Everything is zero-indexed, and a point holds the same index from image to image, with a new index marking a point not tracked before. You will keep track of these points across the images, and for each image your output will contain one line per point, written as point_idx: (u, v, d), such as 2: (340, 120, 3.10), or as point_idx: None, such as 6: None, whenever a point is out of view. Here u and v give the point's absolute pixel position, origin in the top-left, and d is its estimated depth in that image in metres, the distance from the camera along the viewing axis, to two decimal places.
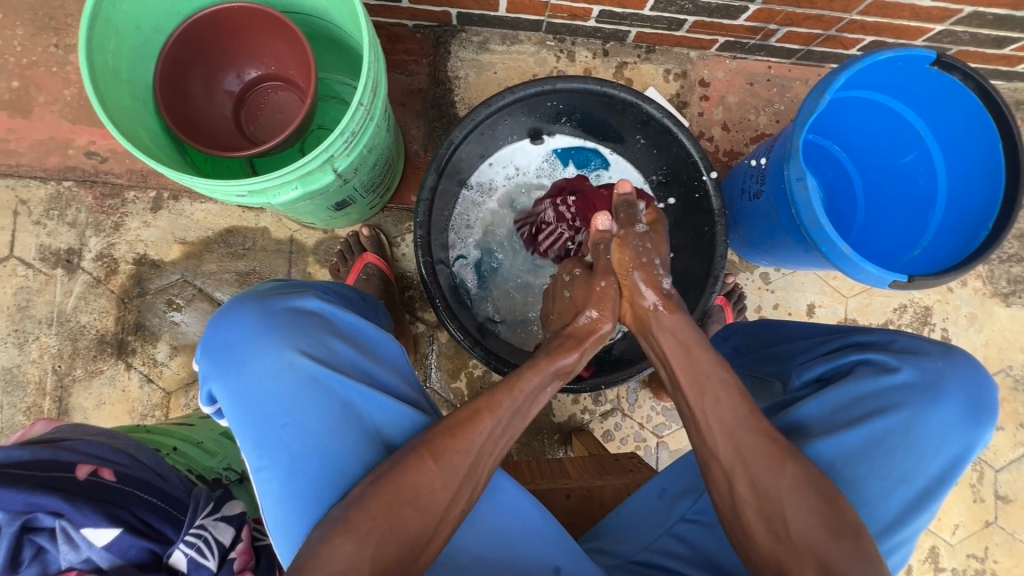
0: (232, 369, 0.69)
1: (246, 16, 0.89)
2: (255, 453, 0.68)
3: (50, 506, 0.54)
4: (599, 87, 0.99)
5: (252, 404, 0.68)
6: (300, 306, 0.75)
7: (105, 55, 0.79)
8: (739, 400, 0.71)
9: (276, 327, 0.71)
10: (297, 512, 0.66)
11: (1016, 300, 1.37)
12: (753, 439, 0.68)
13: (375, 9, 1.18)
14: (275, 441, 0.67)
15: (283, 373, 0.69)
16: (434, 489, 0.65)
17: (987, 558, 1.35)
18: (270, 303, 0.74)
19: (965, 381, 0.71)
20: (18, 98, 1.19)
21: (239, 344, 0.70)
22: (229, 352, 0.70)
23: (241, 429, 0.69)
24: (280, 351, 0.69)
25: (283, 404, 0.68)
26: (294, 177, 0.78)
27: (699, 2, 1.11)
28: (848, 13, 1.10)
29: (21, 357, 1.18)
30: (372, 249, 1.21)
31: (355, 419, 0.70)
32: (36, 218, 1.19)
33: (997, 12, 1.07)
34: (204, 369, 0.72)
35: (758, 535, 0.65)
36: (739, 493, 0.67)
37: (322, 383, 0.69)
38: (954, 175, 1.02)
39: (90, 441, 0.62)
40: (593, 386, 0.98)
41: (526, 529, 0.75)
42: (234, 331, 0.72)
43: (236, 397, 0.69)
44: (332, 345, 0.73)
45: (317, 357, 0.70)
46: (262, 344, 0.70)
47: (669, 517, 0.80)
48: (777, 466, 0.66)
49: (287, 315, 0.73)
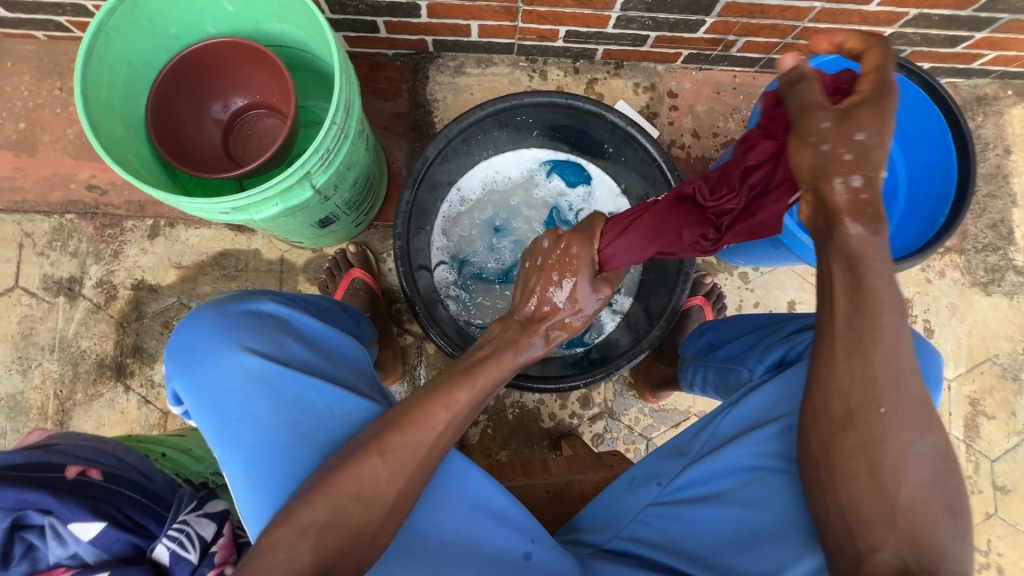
0: (191, 370, 0.71)
1: (229, 48, 0.95)
2: (217, 448, 0.69)
3: (39, 503, 0.57)
4: (564, 100, 1.05)
5: (210, 400, 0.69)
6: (256, 309, 0.77)
7: (99, 90, 0.86)
8: (900, 347, 0.59)
9: (231, 327, 0.73)
10: (258, 508, 0.67)
11: (995, 289, 1.39)
12: (908, 385, 0.59)
13: (355, 40, 1.26)
14: (233, 436, 0.68)
15: (236, 371, 0.70)
16: (378, 482, 0.64)
17: (990, 551, 1.34)
18: (226, 305, 0.76)
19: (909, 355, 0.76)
20: (24, 139, 1.27)
21: (196, 344, 0.72)
22: (188, 353, 0.72)
23: (202, 426, 0.70)
24: (234, 350, 0.71)
25: (237, 400, 0.69)
26: (274, 194, 0.83)
27: (657, 18, 1.17)
28: (801, 21, 1.16)
29: (25, 383, 1.23)
30: (359, 264, 1.26)
31: (310, 414, 0.71)
32: (40, 249, 1.25)
33: (942, 13, 1.13)
34: (168, 369, 0.74)
35: (867, 465, 0.59)
36: (851, 428, 0.60)
37: (274, 380, 0.70)
38: (913, 164, 1.05)
39: (80, 445, 0.67)
40: (571, 383, 1.05)
41: (491, 529, 0.74)
42: (192, 333, 0.73)
43: (194, 394, 0.70)
44: (285, 344, 0.74)
45: (269, 355, 0.72)
46: (217, 344, 0.72)
47: (639, 503, 0.80)
48: (921, 431, 0.59)
49: (243, 318, 0.75)
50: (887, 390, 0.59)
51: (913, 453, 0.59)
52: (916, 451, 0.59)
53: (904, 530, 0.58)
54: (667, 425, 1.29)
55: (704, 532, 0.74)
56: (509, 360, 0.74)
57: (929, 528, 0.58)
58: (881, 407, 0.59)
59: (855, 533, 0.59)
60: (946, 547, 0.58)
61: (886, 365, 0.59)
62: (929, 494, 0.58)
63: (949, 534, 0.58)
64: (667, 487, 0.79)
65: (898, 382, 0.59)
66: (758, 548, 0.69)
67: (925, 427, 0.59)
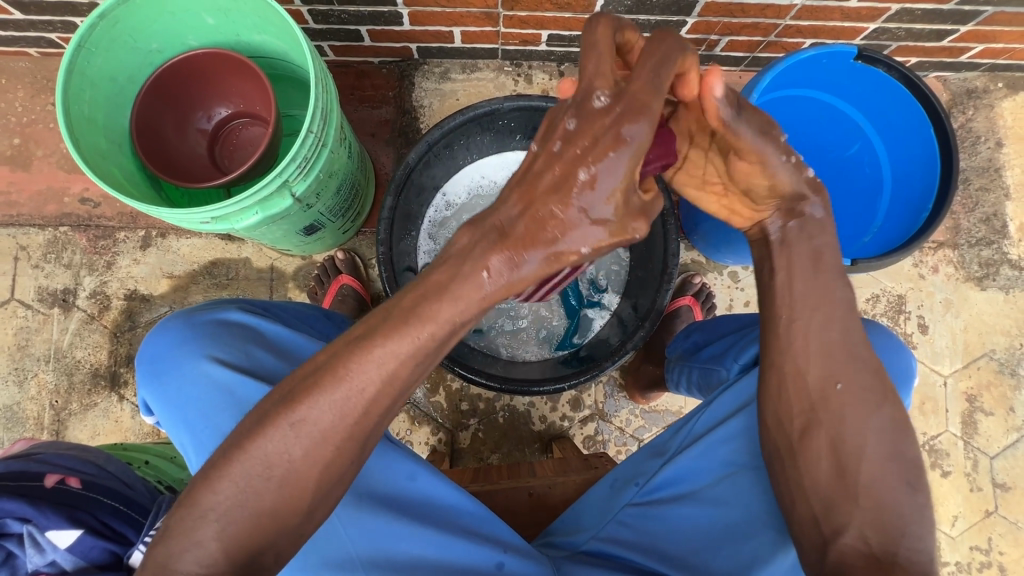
0: (159, 379, 0.74)
1: (211, 59, 0.96)
2: (188, 454, 0.72)
3: (17, 512, 0.58)
4: (545, 103, 1.06)
5: (178, 408, 0.72)
6: (223, 317, 0.78)
7: (81, 105, 0.88)
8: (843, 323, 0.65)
9: (195, 337, 0.75)
10: None
11: (990, 283, 1.37)
12: (851, 362, 0.64)
13: (340, 49, 1.27)
14: (200, 443, 0.71)
15: (199, 381, 0.72)
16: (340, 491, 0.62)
17: (992, 550, 1.32)
18: (194, 315, 0.78)
19: (879, 350, 0.79)
20: (18, 154, 1.29)
21: (163, 355, 0.75)
22: (155, 364, 0.75)
23: (174, 432, 0.73)
24: (197, 359, 0.73)
25: (200, 409, 0.71)
26: (253, 203, 0.84)
27: (638, 20, 1.18)
28: (783, 19, 1.16)
29: (21, 395, 1.24)
30: (348, 271, 1.27)
31: None
32: (35, 262, 1.28)
33: (924, 7, 1.12)
34: (141, 379, 0.77)
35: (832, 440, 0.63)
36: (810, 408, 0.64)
37: (234, 389, 0.71)
38: (896, 161, 1.05)
39: (61, 454, 0.69)
40: (556, 386, 1.04)
41: (466, 537, 0.74)
42: (159, 344, 0.76)
43: (164, 402, 0.73)
44: (250, 352, 0.75)
45: (231, 364, 0.73)
46: (182, 354, 0.74)
47: (615, 504, 0.80)
48: (873, 406, 0.63)
49: (209, 327, 0.76)
50: (837, 364, 0.64)
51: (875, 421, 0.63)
52: (879, 421, 0.63)
53: (867, 509, 0.61)
54: (659, 427, 1.29)
55: (678, 532, 0.76)
56: (469, 290, 0.51)
57: (891, 503, 0.62)
58: (836, 383, 0.64)
59: (821, 516, 0.63)
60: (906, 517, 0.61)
61: (828, 343, 0.64)
62: (885, 469, 0.62)
63: (908, 504, 0.62)
64: (644, 486, 0.79)
65: (840, 354, 0.64)
66: (733, 544, 0.71)
67: (880, 399, 0.64)
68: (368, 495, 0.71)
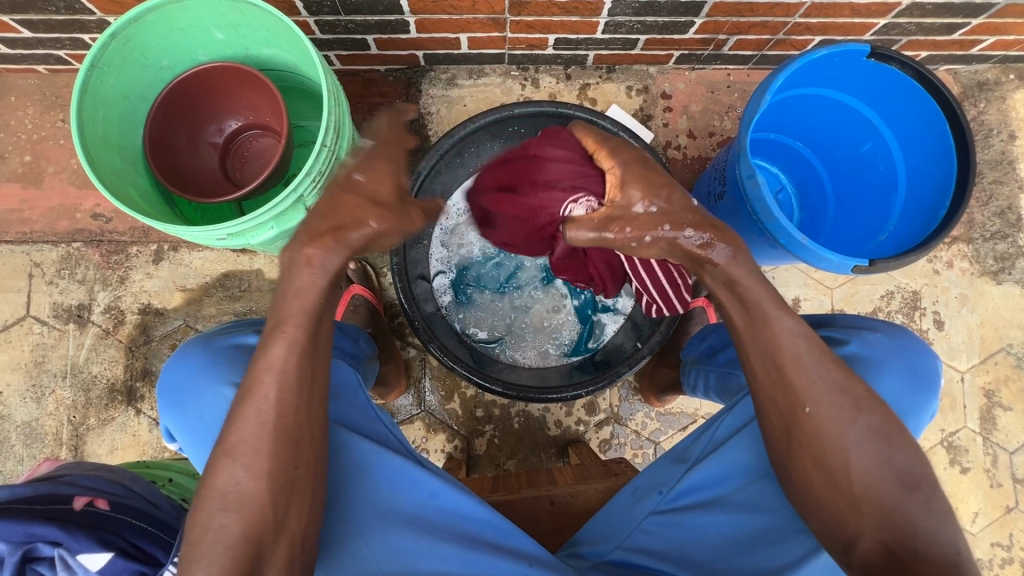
0: (182, 406, 0.74)
1: (221, 72, 0.96)
2: None
3: (49, 536, 0.59)
4: (555, 108, 1.06)
5: (203, 433, 0.73)
6: (241, 342, 0.78)
7: (96, 124, 0.89)
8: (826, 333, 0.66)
9: (215, 363, 0.75)
10: None
11: (1005, 277, 1.36)
12: (822, 381, 0.65)
13: (348, 59, 1.27)
14: None
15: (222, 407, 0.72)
16: None
17: (1013, 545, 1.31)
18: (212, 340, 0.78)
19: (906, 355, 0.79)
20: (30, 171, 1.30)
21: (183, 382, 0.75)
22: (177, 390, 0.75)
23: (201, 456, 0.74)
24: (217, 386, 0.73)
25: None
26: (269, 218, 0.84)
27: (646, 22, 1.17)
28: (791, 17, 1.15)
29: (39, 410, 1.25)
30: (360, 281, 1.25)
31: None
32: (49, 278, 1.28)
33: (935, 2, 1.11)
34: (162, 405, 0.77)
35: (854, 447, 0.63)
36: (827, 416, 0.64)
37: None
38: (910, 158, 1.04)
39: (88, 475, 0.69)
40: (572, 393, 1.04)
41: (491, 550, 0.74)
42: (180, 370, 0.76)
43: (188, 428, 0.74)
44: None
45: None
46: (202, 380, 0.74)
47: (638, 513, 0.80)
48: (852, 415, 0.64)
49: (227, 351, 0.76)
50: (817, 392, 0.65)
51: (859, 427, 0.64)
52: (861, 428, 0.64)
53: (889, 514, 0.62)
54: (675, 429, 1.29)
55: (703, 539, 0.76)
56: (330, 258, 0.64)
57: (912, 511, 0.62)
58: (804, 407, 0.65)
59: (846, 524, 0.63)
60: (924, 522, 0.62)
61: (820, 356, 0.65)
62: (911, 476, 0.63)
63: (919, 508, 0.62)
64: (668, 494, 0.79)
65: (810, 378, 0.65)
66: (761, 549, 0.72)
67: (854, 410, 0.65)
68: (392, 515, 0.73)
